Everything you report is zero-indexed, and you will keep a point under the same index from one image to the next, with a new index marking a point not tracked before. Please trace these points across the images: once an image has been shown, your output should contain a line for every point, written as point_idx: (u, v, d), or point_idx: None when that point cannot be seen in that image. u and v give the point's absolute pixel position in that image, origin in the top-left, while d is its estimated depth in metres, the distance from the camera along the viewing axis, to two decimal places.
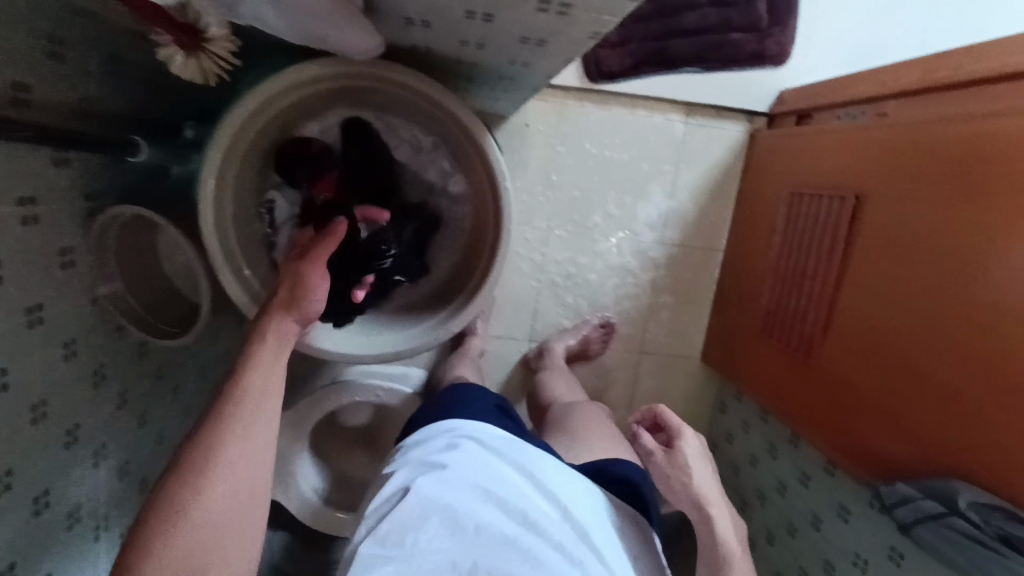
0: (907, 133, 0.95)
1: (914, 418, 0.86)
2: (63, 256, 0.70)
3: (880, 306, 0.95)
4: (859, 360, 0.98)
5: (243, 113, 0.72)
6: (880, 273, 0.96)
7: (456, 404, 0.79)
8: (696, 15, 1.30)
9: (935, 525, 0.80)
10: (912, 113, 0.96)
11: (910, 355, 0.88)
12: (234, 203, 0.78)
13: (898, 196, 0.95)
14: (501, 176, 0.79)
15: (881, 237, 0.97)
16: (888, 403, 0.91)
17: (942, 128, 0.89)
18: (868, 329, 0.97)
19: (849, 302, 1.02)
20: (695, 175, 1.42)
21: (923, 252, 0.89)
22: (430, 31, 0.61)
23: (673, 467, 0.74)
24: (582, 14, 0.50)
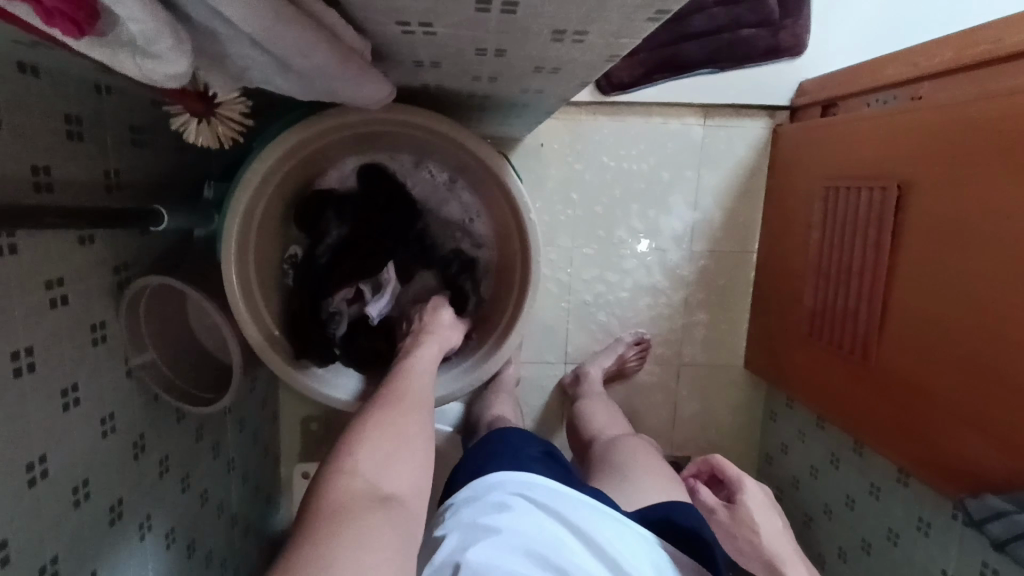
0: (947, 116, 0.90)
1: (990, 417, 0.80)
2: (95, 331, 0.70)
3: (940, 301, 0.89)
4: (920, 359, 0.92)
5: (259, 171, 0.71)
6: (934, 265, 0.91)
7: (498, 454, 0.77)
8: (705, 15, 1.27)
9: None
10: (949, 94, 0.91)
11: (982, 351, 0.82)
12: (259, 261, 0.77)
13: (944, 183, 0.89)
14: (524, 207, 0.77)
15: (933, 227, 0.91)
16: (958, 402, 0.85)
17: (983, 107, 0.84)
18: (931, 325, 0.91)
19: (903, 298, 0.97)
20: (721, 178, 1.37)
21: (978, 239, 0.84)
22: (441, 71, 0.59)
23: (737, 524, 0.72)
24: (599, 40, 0.47)
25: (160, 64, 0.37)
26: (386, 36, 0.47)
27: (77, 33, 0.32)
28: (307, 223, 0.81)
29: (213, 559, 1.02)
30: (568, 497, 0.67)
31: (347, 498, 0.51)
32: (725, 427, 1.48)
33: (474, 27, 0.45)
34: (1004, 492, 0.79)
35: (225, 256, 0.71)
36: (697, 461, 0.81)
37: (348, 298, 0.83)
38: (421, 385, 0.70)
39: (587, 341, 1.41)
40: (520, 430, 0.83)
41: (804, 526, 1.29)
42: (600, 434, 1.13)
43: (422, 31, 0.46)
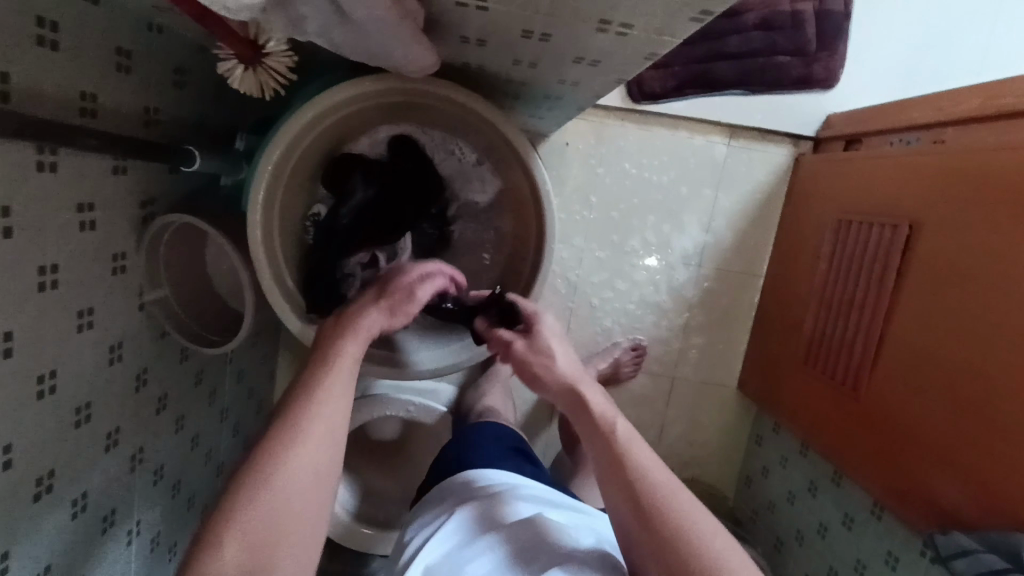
0: (964, 162, 0.92)
1: (965, 458, 0.82)
2: (115, 261, 0.72)
3: (937, 343, 0.90)
4: (908, 395, 0.94)
5: (294, 125, 0.73)
6: (935, 305, 0.92)
7: (472, 450, 0.85)
8: (742, 38, 1.29)
9: None
10: (971, 141, 0.93)
11: (969, 395, 0.83)
12: (282, 214, 0.79)
13: (955, 227, 0.91)
14: (545, 196, 0.79)
15: (940, 267, 0.93)
16: (937, 440, 0.87)
17: (1000, 156, 0.85)
18: (926, 362, 0.92)
19: (900, 335, 0.98)
20: (738, 199, 1.39)
21: (979, 284, 0.85)
22: (484, 50, 0.61)
23: (530, 348, 0.73)
24: (642, 35, 0.49)
25: None
26: (439, 6, 0.49)
27: None
28: (333, 182, 0.83)
29: (196, 502, 1.04)
30: (514, 484, 0.75)
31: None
32: (710, 444, 1.50)
33: (525, 7, 0.47)
34: (967, 530, 0.82)
35: (251, 204, 0.73)
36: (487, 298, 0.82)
37: (363, 262, 0.82)
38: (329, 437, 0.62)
39: (586, 343, 1.43)
40: (490, 425, 0.93)
41: (775, 550, 1.31)
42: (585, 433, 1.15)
43: (475, 5, 0.48)
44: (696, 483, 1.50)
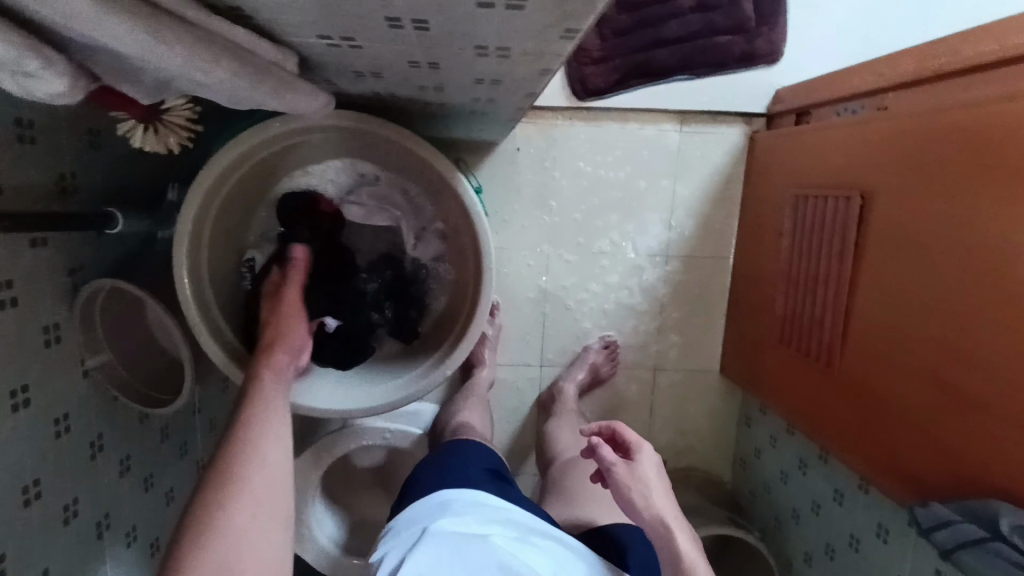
0: (908, 127, 0.90)
1: (943, 431, 0.81)
2: (48, 333, 0.70)
3: (922, 322, 0.86)
4: (880, 369, 0.93)
5: (211, 175, 0.71)
6: (896, 276, 0.91)
7: (450, 469, 0.83)
8: (680, 22, 1.27)
9: (978, 550, 0.72)
10: (911, 105, 0.92)
11: (963, 379, 0.78)
12: (212, 265, 0.77)
13: (905, 195, 0.90)
14: (476, 216, 0.78)
15: (896, 237, 0.91)
16: (914, 414, 0.86)
17: (943, 119, 0.84)
18: (911, 340, 0.87)
19: (866, 308, 0.97)
20: (697, 183, 1.38)
21: (937, 252, 0.84)
22: (384, 80, 0.60)
23: (634, 479, 0.79)
24: (523, 56, 0.48)
25: (41, 83, 0.37)
26: (313, 48, 0.48)
27: None
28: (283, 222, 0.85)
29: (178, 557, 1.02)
30: (489, 507, 0.74)
31: None
32: (699, 430, 1.49)
33: (398, 43, 0.46)
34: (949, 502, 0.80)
35: (176, 260, 0.71)
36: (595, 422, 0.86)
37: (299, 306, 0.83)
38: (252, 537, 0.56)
39: (563, 345, 1.42)
40: (475, 443, 0.91)
41: (773, 531, 1.29)
42: (560, 456, 1.15)
43: (347, 45, 0.47)
44: (691, 472, 1.49)
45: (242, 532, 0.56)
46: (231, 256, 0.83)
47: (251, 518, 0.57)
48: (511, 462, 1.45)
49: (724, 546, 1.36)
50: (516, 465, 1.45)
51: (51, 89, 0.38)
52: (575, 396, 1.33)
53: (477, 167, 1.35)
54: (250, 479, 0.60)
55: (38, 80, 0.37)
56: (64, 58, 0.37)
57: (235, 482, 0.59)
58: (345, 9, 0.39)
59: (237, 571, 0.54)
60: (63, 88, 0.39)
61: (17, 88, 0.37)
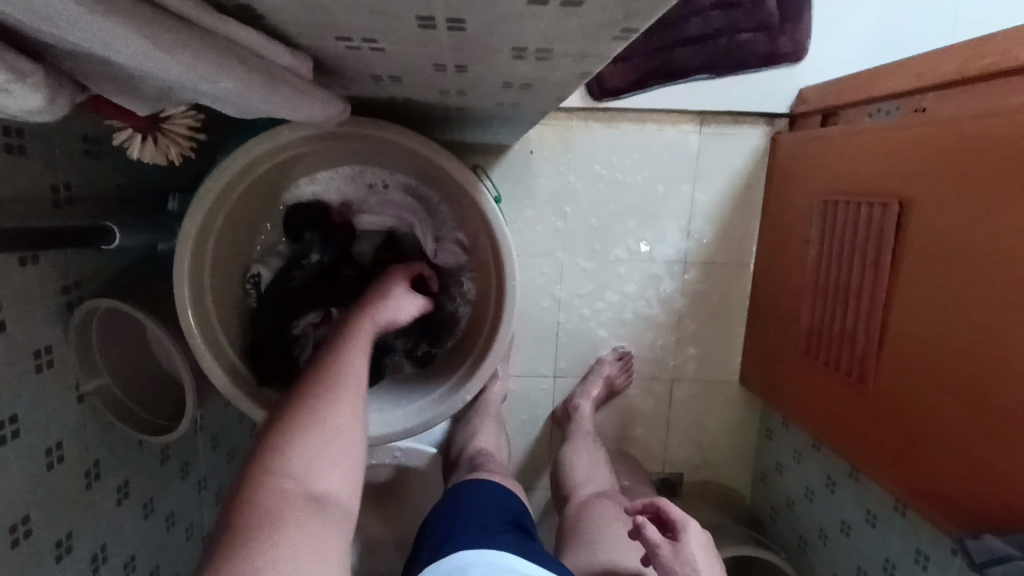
0: (952, 130, 0.85)
1: (992, 452, 0.76)
2: (39, 356, 0.65)
3: (973, 339, 0.80)
4: (919, 387, 0.88)
5: (215, 186, 0.66)
6: (938, 289, 0.86)
7: (468, 523, 0.77)
8: (701, 20, 1.21)
9: None
10: (953, 107, 0.87)
11: (1009, 394, 0.74)
12: (216, 283, 0.72)
13: (948, 203, 0.85)
14: (498, 229, 0.73)
15: (938, 249, 0.86)
16: (959, 435, 0.81)
17: (991, 123, 0.79)
18: (961, 357, 0.81)
19: (903, 322, 0.92)
20: (717, 187, 1.33)
21: (983, 264, 0.79)
22: (403, 84, 0.55)
23: (681, 561, 0.77)
24: (564, 58, 0.43)
25: (14, 98, 0.33)
26: (331, 51, 0.43)
27: None
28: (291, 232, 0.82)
29: None
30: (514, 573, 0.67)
31: (276, 495, 0.51)
32: (718, 443, 1.44)
33: (426, 44, 0.41)
34: (1002, 535, 0.75)
35: (177, 280, 0.66)
36: (640, 499, 0.85)
37: (315, 321, 0.81)
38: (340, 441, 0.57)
39: (578, 355, 1.37)
40: (493, 483, 0.87)
41: (798, 550, 1.25)
42: (575, 493, 1.09)
43: (369, 47, 0.42)
44: (709, 486, 1.45)
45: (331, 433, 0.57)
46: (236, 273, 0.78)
47: (340, 427, 0.59)
48: (524, 476, 1.40)
49: (746, 565, 1.31)
50: (529, 480, 1.40)
51: (29, 104, 0.34)
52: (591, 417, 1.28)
53: (490, 171, 1.30)
54: (339, 395, 0.61)
55: (8, 95, 0.32)
56: (36, 66, 0.32)
57: (326, 393, 0.61)
58: (374, 7, 0.33)
59: (320, 469, 0.55)
60: (40, 102, 0.34)
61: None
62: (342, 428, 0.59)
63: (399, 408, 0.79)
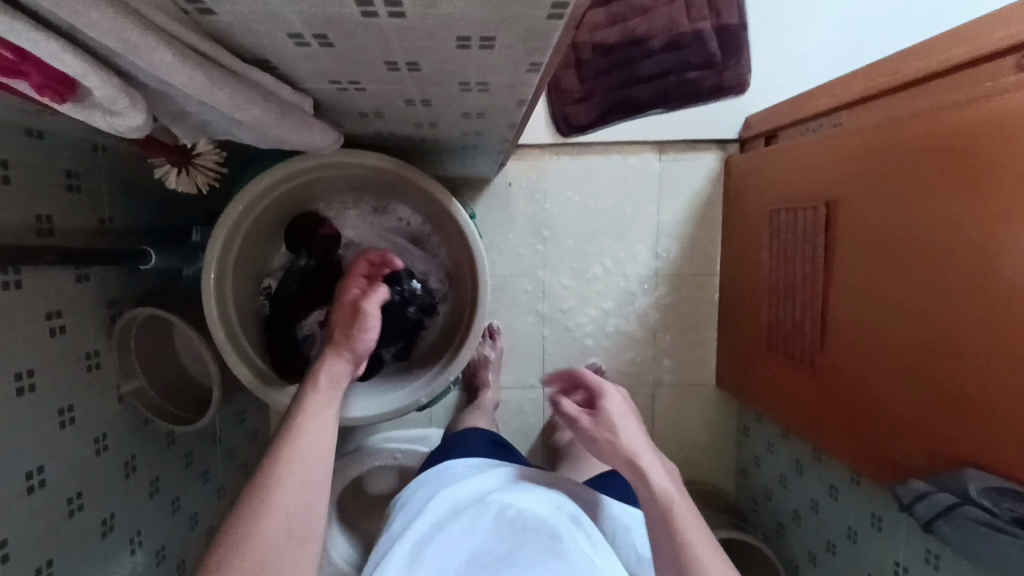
0: (866, 142, 0.98)
1: (926, 415, 0.85)
2: (89, 358, 0.78)
3: (920, 346, 0.86)
4: (863, 365, 0.98)
5: (236, 209, 0.80)
6: (870, 276, 0.97)
7: (454, 450, 0.97)
8: (652, 61, 1.35)
9: (953, 516, 0.77)
10: (865, 120, 1.01)
11: (936, 361, 0.83)
12: (236, 294, 0.85)
13: (869, 200, 0.97)
14: (472, 238, 0.87)
15: (866, 241, 0.98)
16: (900, 405, 0.90)
17: (894, 130, 0.92)
18: (914, 364, 0.87)
19: (844, 309, 1.03)
20: (680, 207, 1.47)
21: (904, 249, 0.90)
22: (385, 118, 0.69)
23: (599, 426, 0.78)
24: (501, 88, 0.57)
25: (124, 118, 0.47)
26: (324, 92, 0.57)
27: (58, 98, 0.43)
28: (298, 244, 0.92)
29: None
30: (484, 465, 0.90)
31: None
32: (701, 444, 1.54)
33: (396, 84, 0.55)
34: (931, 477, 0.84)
35: (204, 289, 0.79)
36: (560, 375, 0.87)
37: (319, 320, 0.92)
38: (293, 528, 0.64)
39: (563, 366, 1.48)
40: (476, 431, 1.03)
41: (776, 535, 1.37)
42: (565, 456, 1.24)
43: (353, 87, 0.56)
44: (695, 485, 1.54)
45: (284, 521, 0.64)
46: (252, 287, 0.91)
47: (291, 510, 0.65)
48: None
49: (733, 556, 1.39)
50: None
51: (132, 123, 0.48)
52: None
53: (473, 202, 1.44)
54: (292, 477, 0.67)
55: (122, 116, 0.47)
56: (141, 100, 0.47)
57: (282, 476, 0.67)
58: (355, 57, 0.48)
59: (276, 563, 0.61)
60: (141, 122, 0.48)
61: (106, 122, 0.47)
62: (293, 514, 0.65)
63: (393, 391, 0.90)
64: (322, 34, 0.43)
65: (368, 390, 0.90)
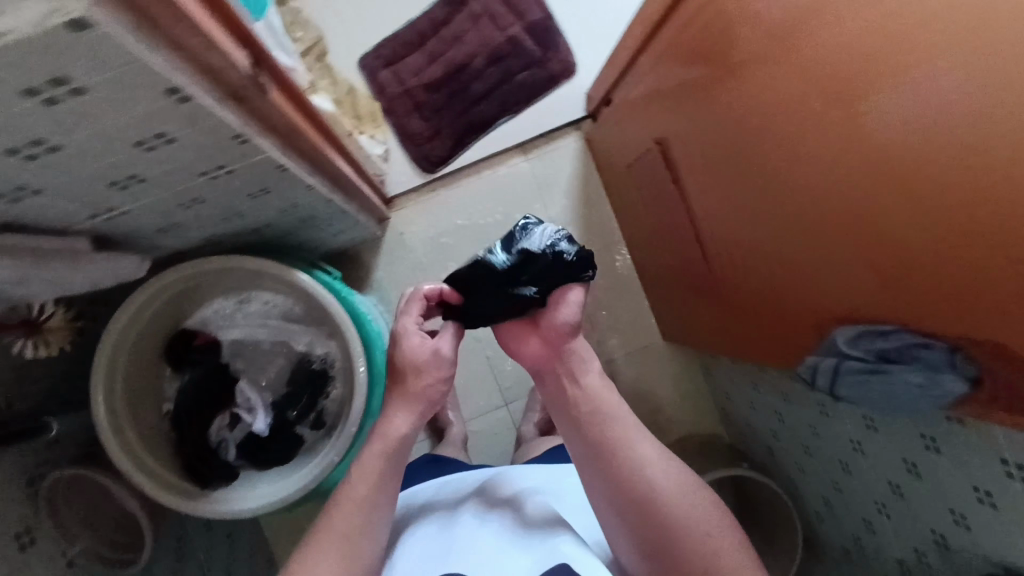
0: (667, 73, 1.03)
1: (856, 304, 0.74)
2: (21, 537, 0.82)
3: (825, 243, 0.75)
4: (777, 269, 0.89)
5: (103, 356, 0.83)
6: (744, 178, 0.87)
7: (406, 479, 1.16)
8: (482, 79, 1.47)
9: (848, 377, 0.80)
10: (672, 36, 0.99)
11: (836, 243, 0.73)
12: (137, 428, 0.89)
13: (709, 102, 0.90)
14: (325, 298, 0.91)
15: (723, 146, 0.90)
16: (827, 301, 0.79)
17: (698, 33, 0.89)
18: (830, 263, 0.75)
19: (733, 222, 0.97)
20: (563, 194, 1.53)
21: (755, 141, 0.81)
22: (188, 225, 0.75)
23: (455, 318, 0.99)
24: (245, 165, 0.64)
25: None
26: (98, 225, 0.63)
27: None
28: (180, 361, 0.94)
29: None
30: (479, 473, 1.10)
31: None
32: (673, 400, 1.55)
33: (151, 194, 0.61)
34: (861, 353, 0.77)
35: (101, 434, 0.82)
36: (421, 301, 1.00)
37: (227, 423, 0.94)
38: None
39: (517, 380, 1.52)
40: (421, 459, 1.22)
41: (767, 458, 1.37)
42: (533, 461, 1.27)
43: (118, 211, 0.62)
44: (685, 442, 1.55)
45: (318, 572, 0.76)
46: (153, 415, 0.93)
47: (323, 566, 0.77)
48: None
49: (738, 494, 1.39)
50: None
51: None
52: (535, 433, 1.42)
53: (376, 263, 1.49)
54: (326, 544, 0.78)
55: None
56: None
57: (320, 542, 0.79)
58: (82, 188, 0.54)
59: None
60: None
61: None
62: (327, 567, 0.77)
63: (307, 463, 0.92)
64: (24, 182, 0.48)
65: (288, 469, 0.94)
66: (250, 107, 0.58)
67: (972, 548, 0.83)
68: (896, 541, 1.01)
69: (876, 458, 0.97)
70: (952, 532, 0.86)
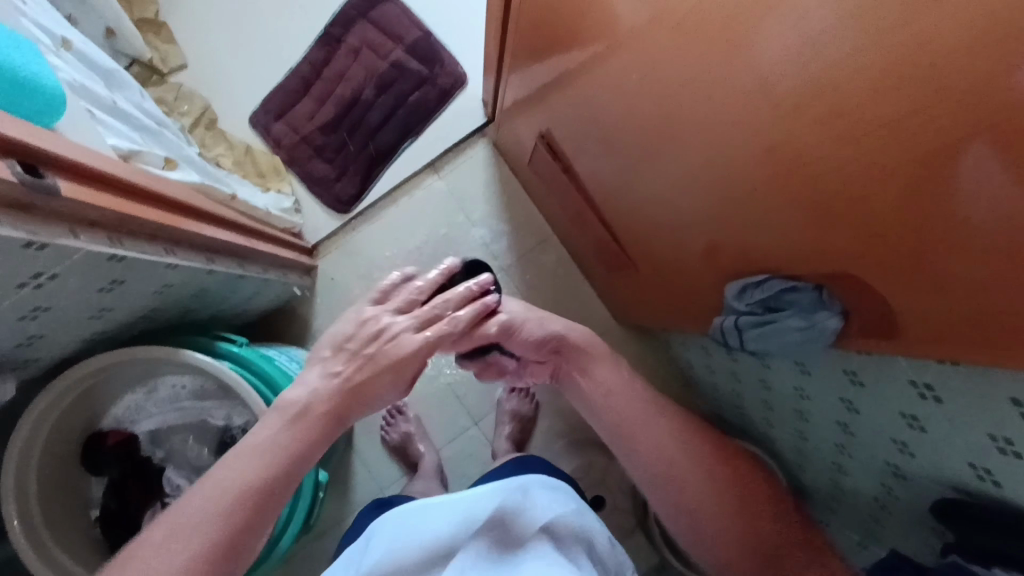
0: (529, 65, 1.01)
1: (789, 247, 0.67)
2: None
3: (736, 188, 0.68)
4: (694, 230, 0.83)
5: (8, 483, 0.81)
6: (637, 143, 0.81)
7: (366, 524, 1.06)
8: (376, 109, 1.46)
9: (765, 328, 0.77)
10: (525, 25, 0.96)
11: (750, 189, 0.66)
12: (64, 541, 0.88)
13: (582, 74, 0.84)
14: (223, 373, 0.90)
15: (606, 115, 0.84)
16: (758, 251, 0.72)
17: (545, 13, 0.86)
18: (729, 202, 0.71)
19: (634, 192, 0.92)
20: (485, 201, 1.49)
21: (639, 102, 0.75)
22: (51, 333, 0.74)
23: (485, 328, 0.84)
24: (66, 265, 0.63)
25: None
26: None
27: None
28: (95, 465, 0.94)
29: None
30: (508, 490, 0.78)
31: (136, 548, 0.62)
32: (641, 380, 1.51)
33: None
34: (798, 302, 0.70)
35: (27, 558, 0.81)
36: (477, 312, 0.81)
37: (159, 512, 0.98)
38: (194, 520, 0.63)
39: (479, 396, 1.49)
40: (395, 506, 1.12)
41: (742, 419, 1.33)
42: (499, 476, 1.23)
43: None
44: None
45: (193, 511, 0.63)
46: (80, 522, 0.93)
47: (201, 508, 0.63)
48: None
49: None
50: None
51: None
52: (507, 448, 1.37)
53: (313, 313, 1.47)
54: (225, 480, 0.65)
55: None
56: None
57: (214, 479, 0.66)
58: None
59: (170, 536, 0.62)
60: None
61: None
62: (205, 506, 0.64)
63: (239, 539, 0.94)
64: None
65: None
66: (38, 214, 0.58)
67: (922, 473, 0.80)
68: (864, 478, 0.98)
69: (820, 402, 0.93)
70: (901, 461, 0.83)
